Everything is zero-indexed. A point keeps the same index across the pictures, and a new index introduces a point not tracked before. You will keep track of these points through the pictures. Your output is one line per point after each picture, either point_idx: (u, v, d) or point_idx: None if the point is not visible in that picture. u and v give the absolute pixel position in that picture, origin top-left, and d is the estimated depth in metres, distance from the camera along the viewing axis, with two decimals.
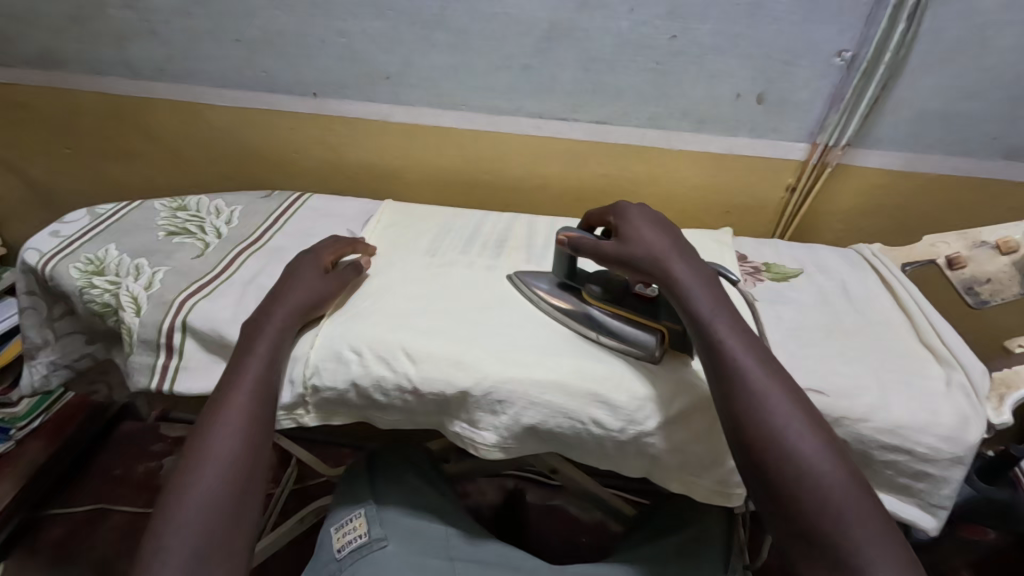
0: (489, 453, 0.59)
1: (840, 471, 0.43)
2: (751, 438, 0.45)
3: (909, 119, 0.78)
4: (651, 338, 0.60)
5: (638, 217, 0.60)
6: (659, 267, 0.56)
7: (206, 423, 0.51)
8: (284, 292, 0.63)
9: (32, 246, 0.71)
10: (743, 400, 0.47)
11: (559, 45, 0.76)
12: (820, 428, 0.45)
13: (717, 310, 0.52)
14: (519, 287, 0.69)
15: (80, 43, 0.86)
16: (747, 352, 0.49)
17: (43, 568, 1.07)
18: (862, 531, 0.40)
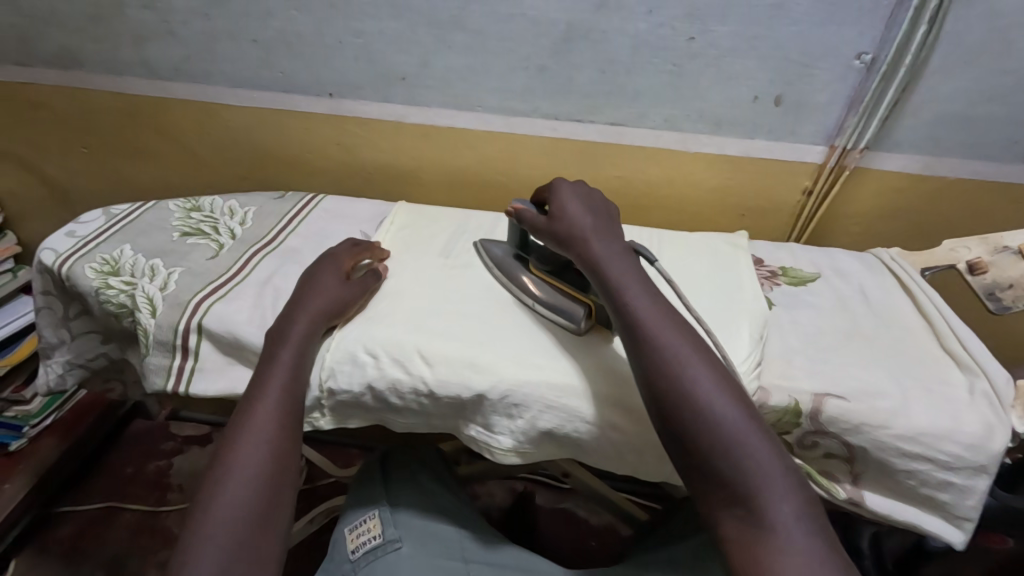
0: (504, 457, 0.58)
1: (735, 413, 0.47)
2: (658, 390, 0.49)
3: (928, 122, 0.78)
4: (577, 309, 0.62)
5: (566, 193, 0.64)
6: (578, 242, 0.60)
7: (234, 434, 0.52)
8: (303, 296, 0.63)
9: (48, 246, 0.71)
10: (648, 356, 0.51)
11: (577, 46, 0.76)
12: (718, 374, 0.49)
13: (628, 276, 0.56)
14: (481, 254, 0.73)
15: (99, 43, 0.86)
16: (652, 311, 0.53)
17: (54, 566, 1.08)
18: (758, 466, 0.44)
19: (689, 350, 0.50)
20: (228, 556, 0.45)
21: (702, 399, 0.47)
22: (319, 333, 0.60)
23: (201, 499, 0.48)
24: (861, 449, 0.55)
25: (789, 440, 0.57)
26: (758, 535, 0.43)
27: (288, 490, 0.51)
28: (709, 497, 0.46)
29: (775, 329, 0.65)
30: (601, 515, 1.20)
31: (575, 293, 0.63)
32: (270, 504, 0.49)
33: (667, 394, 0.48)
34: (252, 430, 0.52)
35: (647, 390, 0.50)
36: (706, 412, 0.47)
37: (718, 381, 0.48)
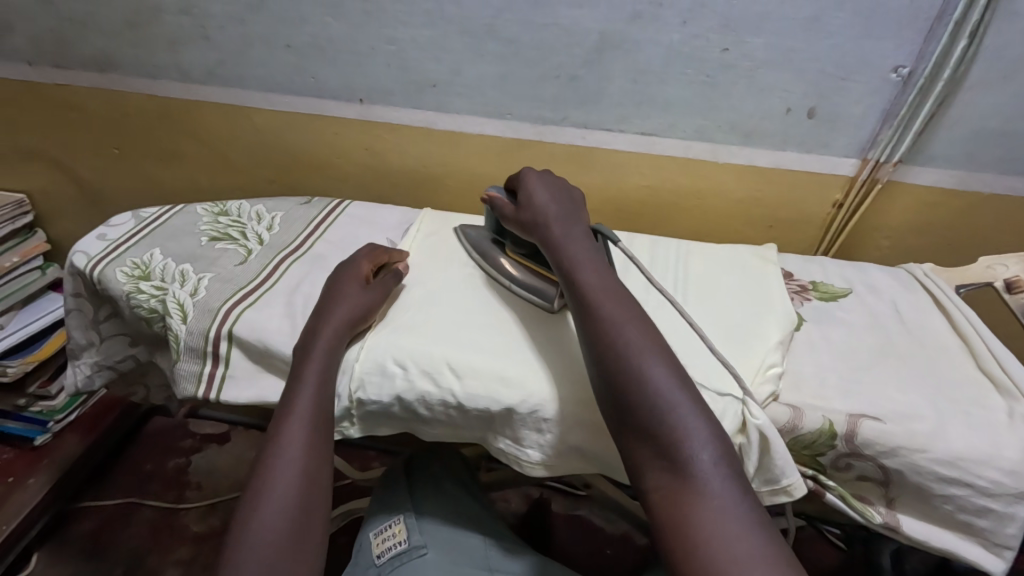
0: (533, 471, 0.58)
1: (666, 371, 0.49)
2: (594, 351, 0.51)
3: (965, 136, 0.76)
4: (550, 288, 0.65)
5: (531, 177, 0.67)
6: (537, 223, 0.63)
7: (268, 458, 0.52)
8: (328, 305, 0.62)
9: (80, 249, 0.72)
10: (588, 320, 0.54)
11: (610, 56, 0.76)
12: (652, 337, 0.51)
13: (575, 250, 0.59)
14: (462, 240, 0.77)
15: (133, 47, 0.87)
16: (596, 282, 0.56)
17: (75, 561, 1.09)
18: (682, 416, 0.46)
19: (625, 314, 0.53)
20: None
21: (634, 358, 0.49)
22: (345, 342, 0.60)
23: (235, 527, 0.49)
24: (897, 472, 0.55)
25: (823, 461, 0.56)
26: (680, 482, 0.44)
27: (319, 514, 0.51)
28: (639, 450, 0.47)
29: (808, 346, 0.64)
30: (617, 524, 1.19)
31: (546, 274, 0.66)
32: (301, 528, 0.49)
33: (603, 353, 0.51)
34: (285, 454, 0.52)
35: (586, 352, 0.53)
36: (636, 369, 0.49)
37: (651, 343, 0.51)
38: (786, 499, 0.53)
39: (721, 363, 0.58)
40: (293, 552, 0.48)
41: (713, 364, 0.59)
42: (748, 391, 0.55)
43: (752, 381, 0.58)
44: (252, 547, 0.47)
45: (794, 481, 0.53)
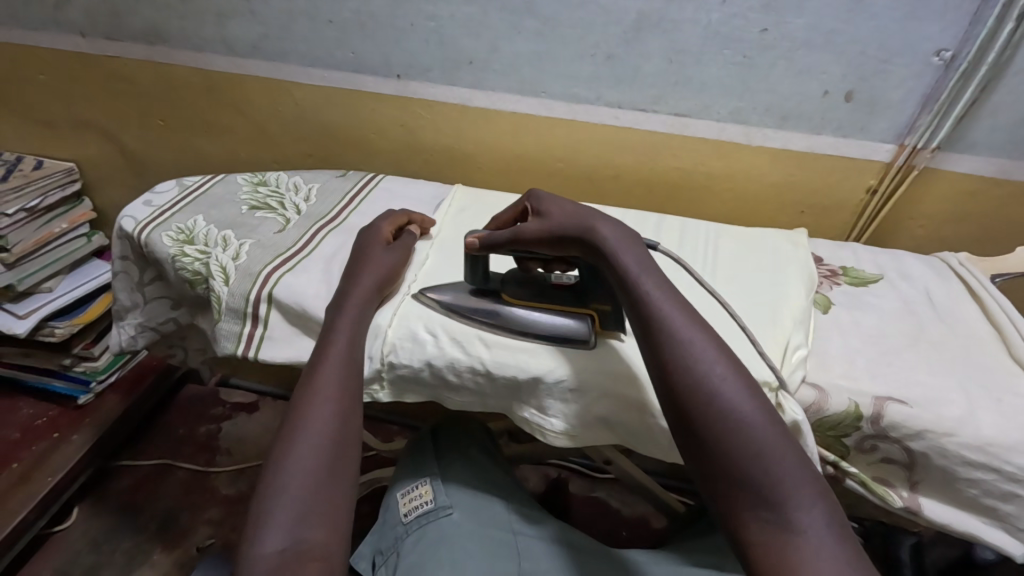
0: (557, 439, 0.60)
1: (764, 416, 0.44)
2: (676, 389, 0.46)
3: (1008, 123, 0.74)
4: (582, 324, 0.61)
5: (546, 199, 0.63)
6: (582, 234, 0.56)
7: (301, 401, 0.54)
8: (359, 268, 0.64)
9: (128, 214, 0.75)
10: (667, 352, 0.48)
11: (646, 35, 0.76)
12: (742, 373, 0.46)
13: (643, 267, 0.53)
14: (428, 304, 0.64)
15: (183, 21, 0.90)
16: (672, 305, 0.50)
17: (115, 515, 1.15)
18: (783, 467, 0.42)
19: (712, 347, 0.47)
20: (295, 519, 0.46)
21: (725, 398, 0.45)
22: (376, 300, 0.63)
23: (269, 466, 0.49)
24: (922, 455, 0.55)
25: (847, 442, 0.57)
26: (785, 539, 0.40)
27: (354, 452, 0.53)
28: (732, 499, 0.42)
29: (835, 331, 0.64)
30: (635, 507, 1.20)
31: (569, 309, 0.62)
32: (338, 464, 0.50)
33: (689, 392, 0.46)
34: (316, 398, 0.54)
35: (664, 386, 0.47)
36: (727, 410, 0.44)
37: (744, 381, 0.46)
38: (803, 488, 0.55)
39: (753, 349, 0.58)
40: (327, 484, 0.49)
41: (741, 344, 0.59)
42: (782, 380, 0.55)
43: (782, 369, 0.58)
44: (287, 487, 0.48)
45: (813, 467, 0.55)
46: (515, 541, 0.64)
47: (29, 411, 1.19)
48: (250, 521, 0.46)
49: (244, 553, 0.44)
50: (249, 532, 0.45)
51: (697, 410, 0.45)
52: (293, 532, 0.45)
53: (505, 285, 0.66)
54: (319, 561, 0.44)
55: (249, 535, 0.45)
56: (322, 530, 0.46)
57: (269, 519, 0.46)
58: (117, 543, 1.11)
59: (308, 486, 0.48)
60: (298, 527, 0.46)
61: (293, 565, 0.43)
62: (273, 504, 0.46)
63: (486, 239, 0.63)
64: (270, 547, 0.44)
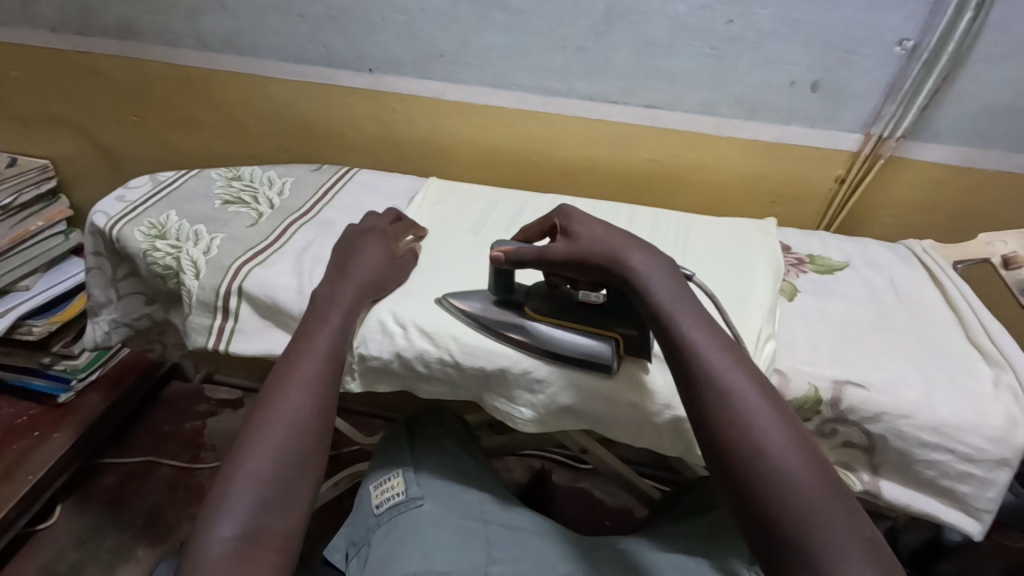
0: (527, 427, 0.61)
1: (809, 470, 0.43)
2: (716, 438, 0.46)
3: (971, 113, 0.76)
4: (607, 348, 0.58)
5: (577, 214, 0.59)
6: (616, 263, 0.55)
7: (275, 388, 0.54)
8: (348, 262, 0.65)
9: (100, 210, 0.75)
10: (707, 398, 0.47)
11: (615, 27, 0.77)
12: (786, 424, 0.46)
13: (680, 304, 0.52)
14: (451, 312, 0.62)
15: (156, 15, 0.90)
16: (712, 346, 0.50)
17: (98, 512, 1.15)
18: (830, 525, 0.41)
19: (754, 394, 0.47)
20: (255, 505, 0.47)
21: (767, 450, 0.44)
22: (371, 297, 0.63)
23: (237, 449, 0.50)
24: (880, 437, 0.56)
25: (808, 427, 0.58)
26: None
27: (323, 444, 0.53)
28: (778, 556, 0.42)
29: (800, 316, 0.66)
30: (617, 497, 1.21)
31: (593, 330, 0.59)
32: (305, 458, 0.51)
33: (729, 442, 0.45)
34: (291, 387, 0.54)
35: (703, 434, 0.47)
36: (770, 464, 0.43)
37: (788, 432, 0.45)
38: None
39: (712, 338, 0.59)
40: (291, 472, 0.50)
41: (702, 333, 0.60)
42: None
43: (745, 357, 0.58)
44: (252, 473, 0.48)
45: None
46: (486, 530, 0.65)
47: (9, 410, 1.18)
48: (209, 501, 0.47)
49: (199, 532, 0.45)
50: (206, 514, 0.46)
51: (740, 462, 0.44)
52: (251, 519, 0.46)
53: (528, 297, 0.62)
54: (273, 548, 0.45)
55: (207, 516, 0.46)
56: (282, 519, 0.47)
57: (229, 504, 0.46)
58: (100, 541, 1.11)
59: (271, 474, 0.49)
60: (259, 515, 0.46)
61: (247, 554, 0.44)
62: (234, 488, 0.47)
63: (514, 254, 0.59)
64: (226, 531, 0.45)
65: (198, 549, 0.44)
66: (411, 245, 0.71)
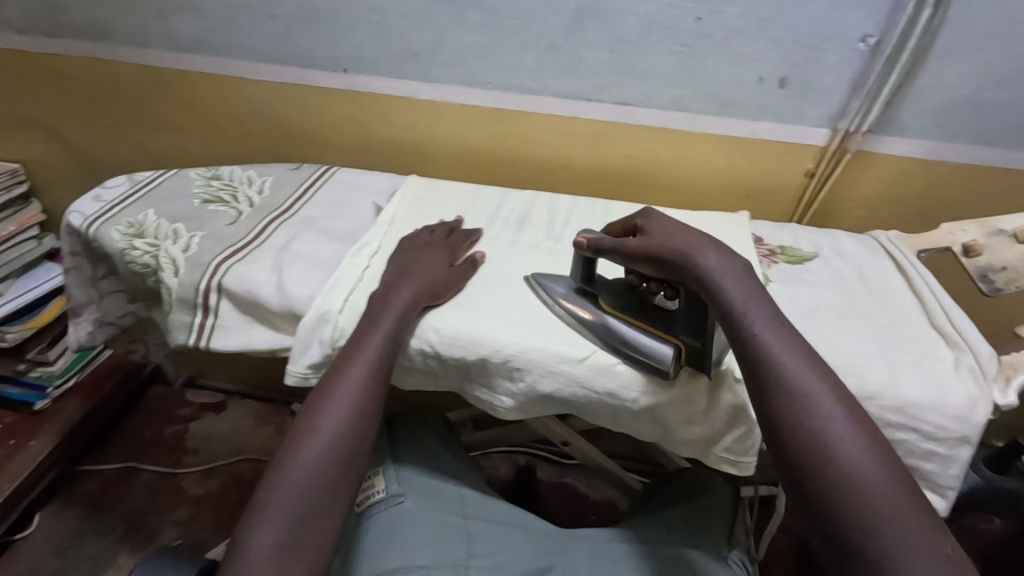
0: (508, 414, 0.62)
1: (886, 481, 0.42)
2: (787, 445, 0.45)
3: (934, 107, 0.78)
4: (667, 351, 0.57)
5: (659, 216, 0.60)
6: (685, 260, 0.55)
7: (318, 397, 0.55)
8: (400, 271, 0.65)
9: (76, 210, 0.75)
10: (778, 400, 0.47)
11: (586, 25, 0.78)
12: (861, 432, 0.44)
13: (751, 302, 0.51)
14: (536, 291, 0.65)
15: (126, 17, 0.90)
16: (784, 347, 0.49)
17: (78, 519, 1.14)
18: (905, 543, 0.39)
19: (828, 399, 0.46)
20: (294, 515, 0.48)
21: (841, 457, 0.43)
22: (423, 305, 0.62)
23: (281, 457, 0.52)
24: None
25: None
26: None
27: (361, 456, 0.54)
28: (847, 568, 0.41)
29: None
30: (602, 491, 1.22)
31: (657, 331, 0.58)
32: (345, 470, 0.52)
33: (801, 447, 0.44)
34: (331, 395, 0.55)
35: (773, 436, 0.47)
36: (842, 471, 0.42)
37: (864, 440, 0.44)
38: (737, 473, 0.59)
39: None
40: (330, 484, 0.51)
41: None
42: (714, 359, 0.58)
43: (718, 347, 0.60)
44: (294, 483, 0.50)
45: (750, 459, 0.58)
46: (467, 526, 0.68)
47: None
48: (250, 509, 0.49)
49: (242, 539, 0.47)
50: (248, 520, 0.48)
51: (809, 470, 0.44)
52: (290, 529, 0.48)
53: (605, 290, 0.64)
54: (311, 559, 0.47)
55: (248, 523, 0.48)
56: (317, 533, 0.49)
57: (270, 511, 0.48)
58: (83, 547, 1.10)
59: (309, 485, 0.50)
60: (297, 526, 0.48)
61: (286, 563, 0.46)
62: (274, 496, 0.49)
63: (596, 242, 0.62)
64: (267, 539, 0.47)
65: (240, 553, 0.46)
66: (474, 255, 0.69)
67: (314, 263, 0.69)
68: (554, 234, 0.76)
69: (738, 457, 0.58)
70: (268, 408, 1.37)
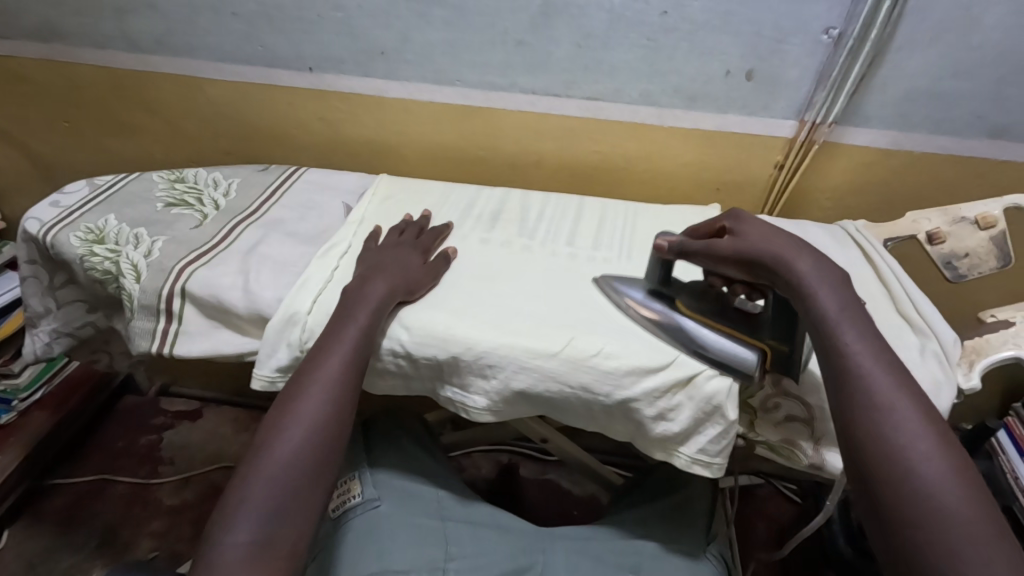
0: (480, 416, 0.61)
1: (966, 507, 0.40)
2: (861, 454, 0.44)
3: (897, 97, 0.79)
4: (754, 357, 0.56)
5: (748, 217, 0.58)
6: (780, 265, 0.53)
7: (292, 392, 0.54)
8: (371, 266, 0.64)
9: (33, 216, 0.72)
10: (861, 413, 0.45)
11: (553, 21, 0.78)
12: (944, 454, 0.42)
13: (844, 315, 0.49)
14: (608, 294, 0.65)
15: (80, 17, 0.87)
16: (875, 362, 0.47)
17: (48, 535, 1.11)
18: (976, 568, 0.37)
19: (917, 418, 0.44)
20: (268, 511, 0.47)
21: (923, 477, 0.41)
22: (397, 300, 0.61)
23: (257, 450, 0.51)
24: (820, 409, 0.59)
25: (752, 403, 0.61)
26: None
27: (336, 451, 0.53)
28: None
29: None
30: (585, 487, 1.22)
31: (740, 335, 0.58)
32: (321, 465, 0.51)
33: (880, 462, 0.43)
34: (308, 391, 0.54)
35: (848, 447, 0.45)
36: (914, 484, 0.41)
37: (951, 464, 0.42)
38: (709, 472, 0.58)
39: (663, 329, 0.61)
40: (306, 484, 0.50)
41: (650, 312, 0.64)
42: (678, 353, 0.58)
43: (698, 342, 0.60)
44: (271, 479, 0.49)
45: (720, 458, 0.57)
46: (445, 528, 0.67)
47: None
48: (223, 503, 0.48)
49: (216, 535, 0.46)
50: (220, 516, 0.47)
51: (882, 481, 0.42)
52: (263, 526, 0.47)
53: (683, 292, 0.63)
54: (285, 557, 0.47)
55: (223, 519, 0.47)
56: (294, 527, 0.48)
57: (243, 506, 0.47)
58: (55, 563, 1.07)
59: (283, 483, 0.49)
60: (272, 520, 0.47)
61: (259, 560, 0.45)
62: (249, 492, 0.48)
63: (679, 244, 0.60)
64: (242, 535, 0.46)
65: (214, 549, 0.46)
66: (446, 250, 0.69)
67: (282, 266, 0.68)
68: (527, 231, 0.76)
69: (708, 456, 0.58)
70: (245, 414, 1.35)
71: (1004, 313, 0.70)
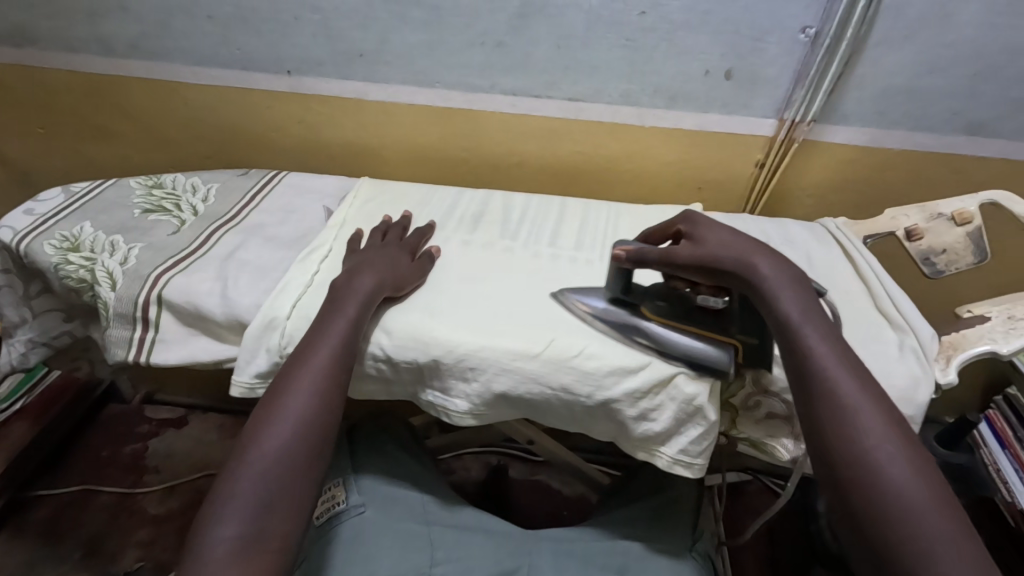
0: (461, 419, 0.60)
1: (934, 498, 0.40)
2: (832, 453, 0.44)
3: (874, 94, 0.80)
4: (726, 353, 0.56)
5: (704, 220, 0.59)
6: (740, 266, 0.53)
7: (273, 394, 0.53)
8: (360, 262, 0.64)
9: (6, 224, 0.71)
10: (829, 412, 0.45)
11: (532, 21, 0.77)
12: (910, 449, 0.43)
13: (808, 318, 0.50)
14: (566, 306, 0.63)
15: (53, 21, 0.86)
16: (838, 362, 0.47)
17: (31, 547, 1.09)
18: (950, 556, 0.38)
19: (880, 417, 0.44)
20: (255, 506, 0.46)
21: (891, 472, 0.41)
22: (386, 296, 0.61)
23: (241, 450, 0.50)
24: None
25: (734, 402, 0.61)
26: None
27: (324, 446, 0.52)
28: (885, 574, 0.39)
29: None
30: (574, 487, 1.22)
31: (708, 334, 0.57)
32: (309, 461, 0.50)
33: (849, 461, 0.43)
34: (294, 387, 0.53)
35: (818, 447, 0.45)
36: (885, 479, 0.41)
37: (915, 462, 0.42)
38: (690, 473, 0.58)
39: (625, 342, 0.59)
40: (294, 479, 0.49)
41: None
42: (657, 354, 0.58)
43: None
44: (257, 475, 0.48)
45: (701, 459, 0.57)
46: (430, 532, 0.67)
47: None
48: (208, 503, 0.47)
49: (203, 534, 0.45)
50: (205, 516, 0.46)
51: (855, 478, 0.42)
52: (251, 521, 0.46)
53: (645, 298, 0.61)
54: (276, 549, 0.46)
55: (208, 517, 0.46)
56: (283, 520, 0.47)
57: (231, 503, 0.46)
58: None
59: (270, 477, 0.48)
60: (260, 514, 0.46)
61: (248, 556, 0.44)
62: (235, 488, 0.47)
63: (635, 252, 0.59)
64: (229, 531, 0.45)
65: (201, 546, 0.44)
66: (430, 249, 0.69)
67: (261, 271, 0.67)
68: (509, 232, 0.76)
69: (689, 456, 0.58)
70: (230, 420, 1.34)
71: (981, 308, 0.71)
